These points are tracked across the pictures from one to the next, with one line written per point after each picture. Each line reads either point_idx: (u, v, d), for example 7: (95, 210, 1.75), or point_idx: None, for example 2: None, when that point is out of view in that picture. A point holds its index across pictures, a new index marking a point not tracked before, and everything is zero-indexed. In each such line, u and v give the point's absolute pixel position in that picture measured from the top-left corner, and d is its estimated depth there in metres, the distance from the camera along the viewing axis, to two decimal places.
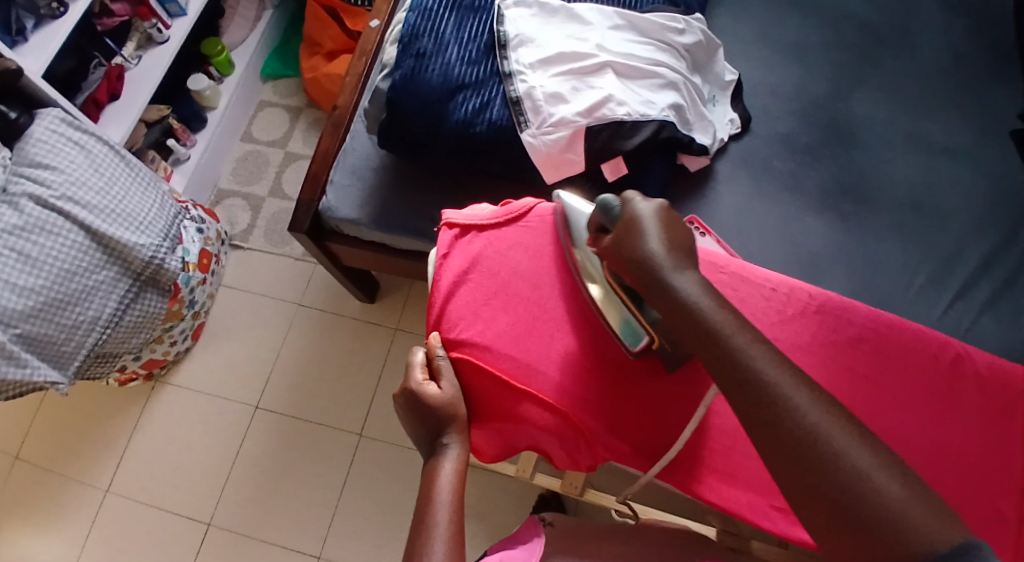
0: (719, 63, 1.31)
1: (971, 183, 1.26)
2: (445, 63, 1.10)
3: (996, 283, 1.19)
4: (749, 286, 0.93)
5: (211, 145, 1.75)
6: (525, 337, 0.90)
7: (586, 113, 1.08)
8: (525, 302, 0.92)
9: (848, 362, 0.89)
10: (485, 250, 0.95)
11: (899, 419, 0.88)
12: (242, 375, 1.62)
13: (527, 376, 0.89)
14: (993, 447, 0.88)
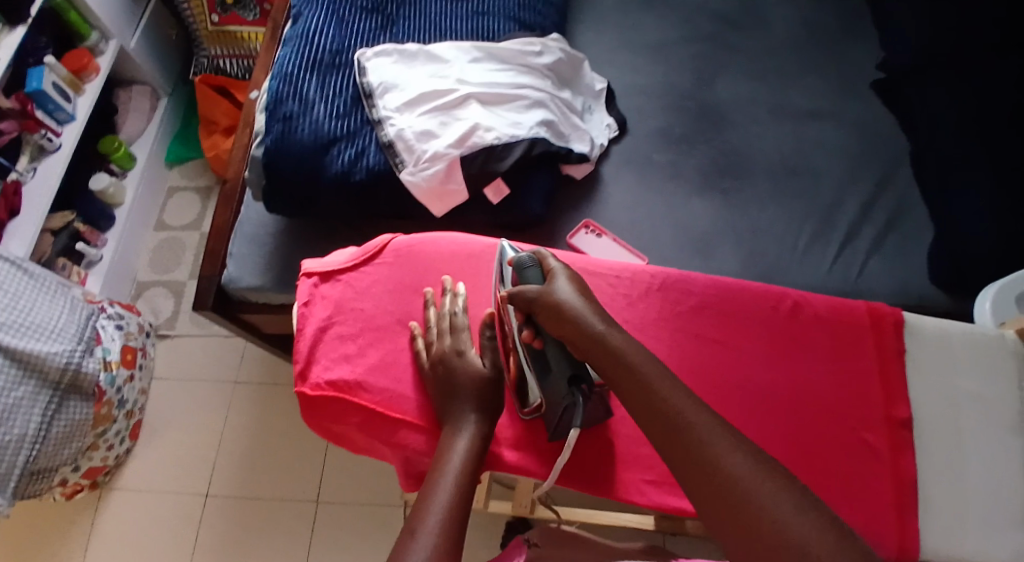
0: (587, 73, 1.41)
1: (838, 138, 1.36)
2: (314, 121, 1.13)
3: (878, 225, 1.27)
4: (596, 277, 1.05)
5: (122, 241, 1.74)
6: (391, 366, 0.97)
7: (457, 144, 1.13)
8: (389, 335, 1.00)
9: (694, 329, 1.01)
10: (345, 292, 1.02)
11: (748, 370, 0.99)
12: (189, 464, 1.61)
13: (398, 405, 0.95)
14: (838, 379, 0.99)
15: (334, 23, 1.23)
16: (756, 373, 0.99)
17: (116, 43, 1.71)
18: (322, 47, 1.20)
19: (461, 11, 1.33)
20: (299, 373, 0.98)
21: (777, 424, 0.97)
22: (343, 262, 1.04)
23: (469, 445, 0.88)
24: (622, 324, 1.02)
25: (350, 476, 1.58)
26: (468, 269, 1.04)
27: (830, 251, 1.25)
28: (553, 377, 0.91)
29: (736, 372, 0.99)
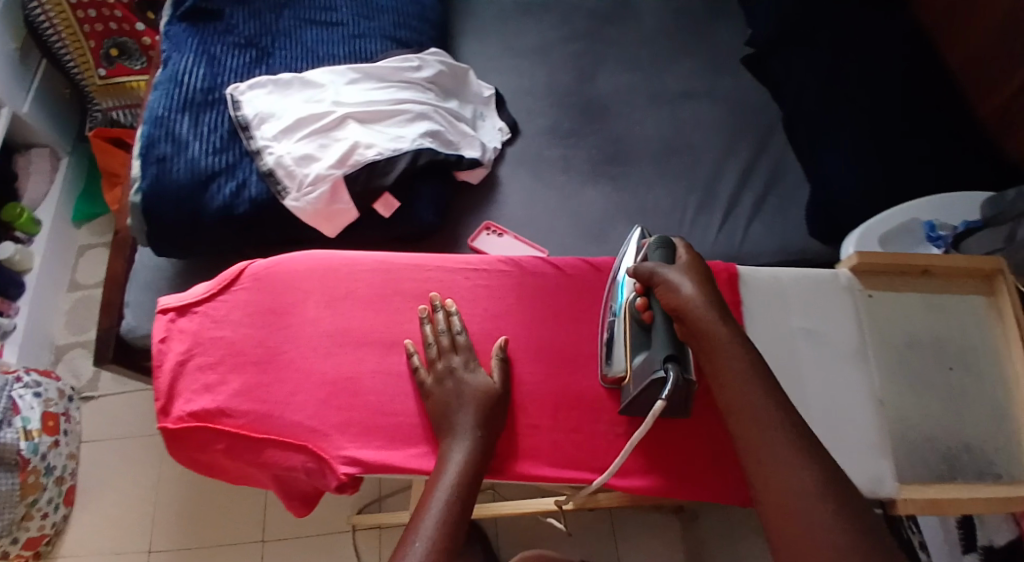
0: (473, 83, 1.44)
1: (712, 117, 1.45)
2: (190, 159, 1.13)
3: (757, 189, 1.35)
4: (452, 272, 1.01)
5: (35, 306, 1.71)
6: (256, 389, 0.93)
7: (339, 164, 1.14)
8: (251, 357, 0.95)
9: (544, 310, 1.00)
10: (203, 322, 0.97)
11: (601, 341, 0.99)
12: (128, 522, 1.57)
13: (262, 425, 0.91)
14: None
15: (205, 61, 1.24)
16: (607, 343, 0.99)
17: (9, 109, 1.67)
18: (193, 86, 1.20)
19: (337, 35, 1.34)
20: (162, 406, 0.93)
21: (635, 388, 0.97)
22: (200, 292, 0.98)
23: (466, 457, 0.86)
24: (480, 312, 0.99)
25: (294, 511, 1.56)
26: (324, 283, 0.98)
27: (715, 221, 1.33)
28: (649, 353, 0.89)
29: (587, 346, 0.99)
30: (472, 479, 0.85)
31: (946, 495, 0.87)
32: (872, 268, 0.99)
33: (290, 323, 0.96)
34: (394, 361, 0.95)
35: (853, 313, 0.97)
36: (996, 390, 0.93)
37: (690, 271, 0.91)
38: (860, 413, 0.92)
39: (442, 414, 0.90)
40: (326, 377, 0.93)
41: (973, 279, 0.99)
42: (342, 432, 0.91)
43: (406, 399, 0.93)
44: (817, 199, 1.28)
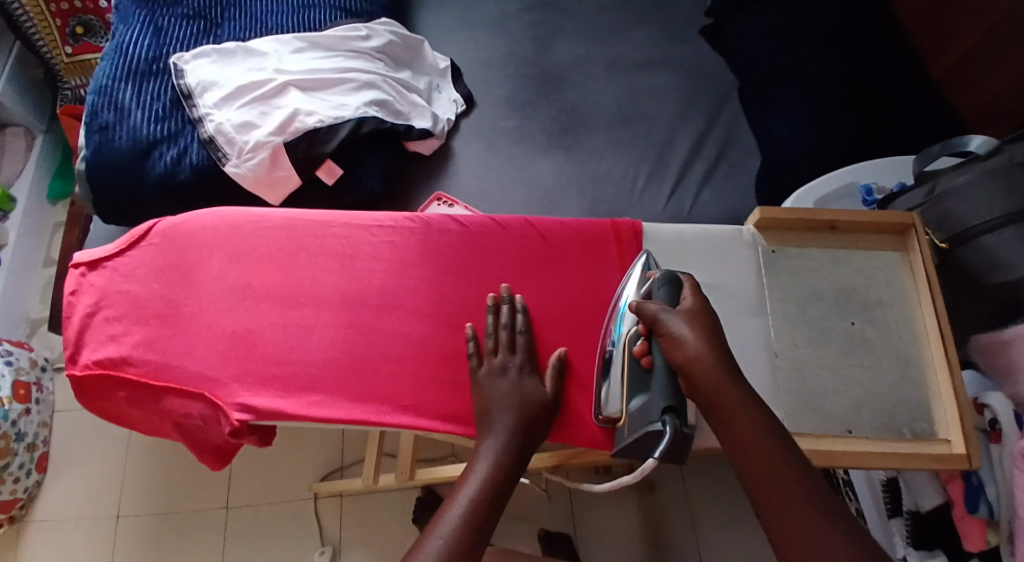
0: (428, 54, 1.41)
1: (669, 84, 1.41)
2: (131, 127, 1.15)
3: (709, 158, 1.32)
4: (356, 230, 0.96)
5: (9, 280, 1.74)
6: (161, 341, 0.90)
7: (279, 131, 1.14)
8: (156, 310, 0.92)
9: (446, 264, 0.95)
10: (109, 275, 0.94)
11: (499, 292, 0.94)
12: (98, 488, 1.60)
13: (161, 374, 0.89)
14: (586, 289, 0.95)
15: (150, 32, 1.25)
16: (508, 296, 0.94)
17: None
18: (138, 56, 1.22)
19: (285, 5, 1.34)
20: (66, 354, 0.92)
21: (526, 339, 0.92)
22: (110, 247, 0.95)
23: (482, 474, 0.80)
24: (379, 265, 0.94)
25: (256, 478, 1.58)
26: (229, 237, 0.95)
27: (665, 190, 1.29)
28: (648, 398, 0.83)
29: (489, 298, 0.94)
30: (492, 497, 0.79)
31: (837, 448, 0.87)
32: (778, 225, 0.97)
33: (194, 276, 0.94)
34: (292, 313, 0.92)
35: (753, 270, 0.97)
36: (903, 342, 0.93)
37: (696, 318, 0.83)
38: (761, 365, 0.92)
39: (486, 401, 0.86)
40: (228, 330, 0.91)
41: (885, 233, 0.98)
42: (239, 384, 0.88)
43: (303, 350, 0.90)
44: (769, 166, 1.27)
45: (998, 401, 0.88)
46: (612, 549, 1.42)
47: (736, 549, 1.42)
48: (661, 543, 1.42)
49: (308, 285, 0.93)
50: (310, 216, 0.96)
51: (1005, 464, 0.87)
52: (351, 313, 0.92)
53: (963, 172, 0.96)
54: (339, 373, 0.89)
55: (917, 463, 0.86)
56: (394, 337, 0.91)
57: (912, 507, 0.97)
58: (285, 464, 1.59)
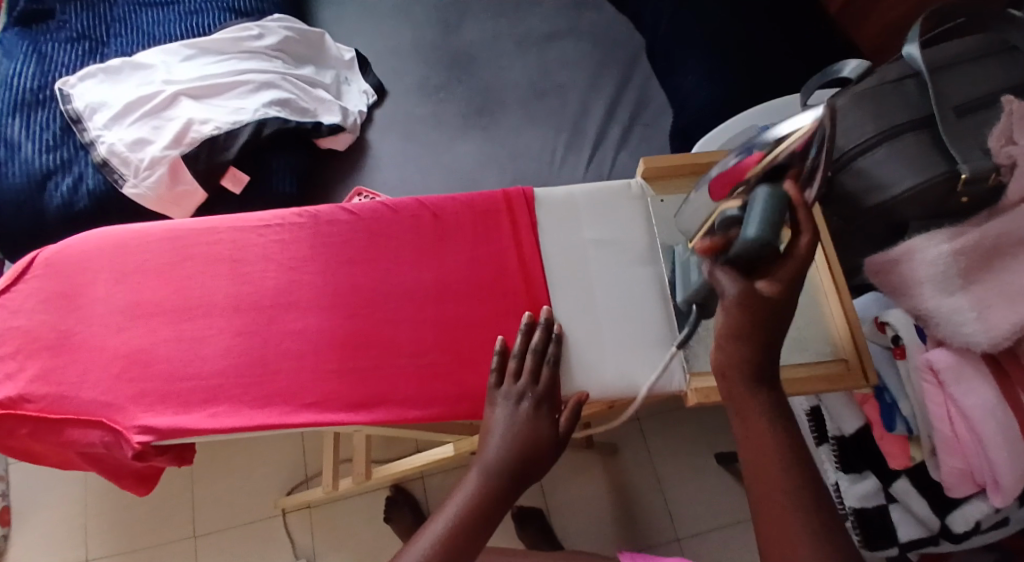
0: (331, 47, 1.35)
1: (578, 54, 1.38)
2: (23, 161, 1.12)
3: (623, 120, 1.30)
4: (243, 234, 0.92)
5: None
6: (56, 371, 0.86)
7: (175, 144, 1.11)
8: (50, 341, 0.88)
9: (341, 256, 0.91)
10: (1, 313, 0.90)
11: (397, 275, 0.90)
12: (61, 534, 1.54)
13: (59, 405, 0.84)
14: (487, 256, 0.91)
15: (34, 60, 1.20)
16: (405, 276, 0.90)
17: None
18: (23, 86, 1.17)
19: (173, 14, 1.30)
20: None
21: (426, 319, 0.88)
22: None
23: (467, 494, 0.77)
24: (273, 266, 0.91)
25: (223, 500, 1.55)
26: (117, 257, 0.91)
27: (584, 157, 1.25)
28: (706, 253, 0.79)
29: (386, 284, 0.90)
30: (481, 517, 0.76)
31: None
32: (660, 173, 0.94)
33: (82, 303, 0.90)
34: (185, 326, 0.88)
35: (644, 219, 0.92)
36: None
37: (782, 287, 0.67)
38: (654, 311, 0.88)
39: (490, 428, 0.80)
40: (123, 352, 0.87)
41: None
42: (138, 404, 0.84)
43: (198, 362, 0.86)
44: (679, 120, 1.24)
45: (897, 317, 0.94)
46: (583, 520, 1.41)
47: (703, 502, 1.43)
48: (630, 507, 1.42)
49: (199, 296, 0.89)
50: (194, 226, 0.93)
51: (913, 378, 0.92)
52: (244, 317, 0.88)
53: (839, 98, 0.97)
54: (238, 380, 0.85)
55: (816, 385, 0.84)
56: (291, 335, 0.87)
57: (836, 432, 1.01)
58: (247, 483, 1.56)
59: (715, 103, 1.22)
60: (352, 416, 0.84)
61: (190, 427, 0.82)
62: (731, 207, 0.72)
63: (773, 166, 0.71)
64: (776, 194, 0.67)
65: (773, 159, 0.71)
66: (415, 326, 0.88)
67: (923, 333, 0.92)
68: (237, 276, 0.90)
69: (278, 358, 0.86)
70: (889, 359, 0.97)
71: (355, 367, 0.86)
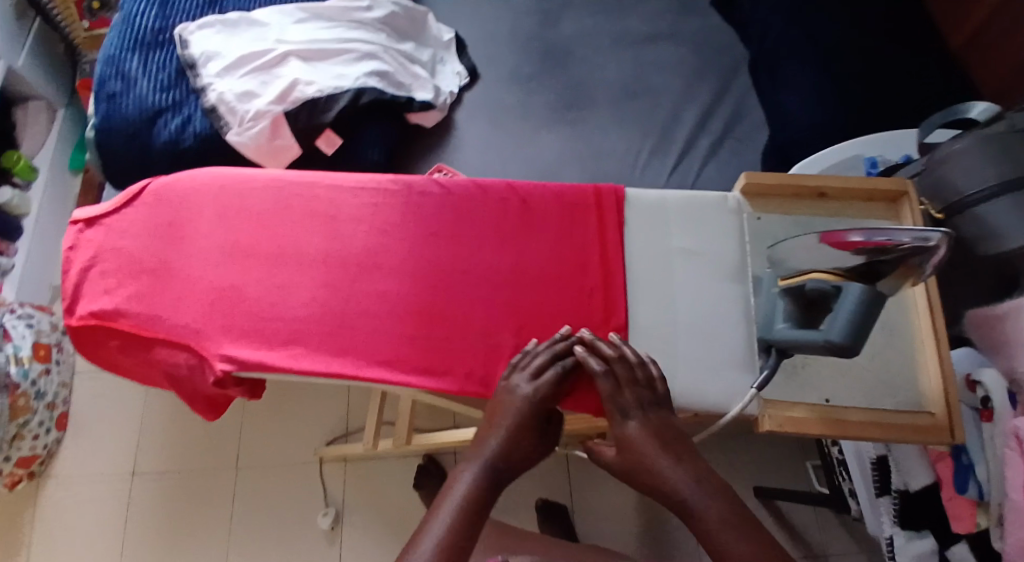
0: (432, 26, 1.38)
1: (677, 59, 1.35)
2: (138, 96, 1.19)
3: (715, 131, 1.26)
4: (341, 193, 0.97)
5: (35, 251, 1.67)
6: (150, 294, 0.94)
7: (279, 101, 1.16)
8: (147, 265, 0.96)
9: (425, 228, 0.95)
10: (108, 236, 0.99)
11: (477, 254, 0.94)
12: (114, 449, 1.64)
13: (151, 325, 0.92)
14: (565, 249, 0.94)
15: (158, 3, 1.28)
16: (483, 257, 0.94)
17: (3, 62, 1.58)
18: (145, 26, 1.25)
19: None
20: (65, 308, 0.97)
21: (499, 300, 0.92)
22: (107, 207, 1.00)
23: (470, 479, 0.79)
24: (364, 229, 0.95)
25: (266, 443, 1.63)
26: (222, 199, 0.98)
27: (667, 165, 1.24)
28: (789, 308, 0.83)
29: (468, 259, 0.94)
30: (477, 508, 0.78)
31: (809, 420, 0.85)
32: (762, 191, 0.94)
33: (181, 236, 0.97)
34: (276, 272, 0.94)
35: (737, 235, 0.94)
36: (894, 315, 0.90)
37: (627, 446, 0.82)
38: (735, 330, 0.90)
39: (502, 410, 0.84)
40: (215, 286, 0.93)
41: (877, 202, 0.95)
42: (223, 336, 0.91)
43: (284, 306, 0.92)
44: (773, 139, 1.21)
45: (990, 378, 0.89)
46: (608, 525, 1.44)
47: None
48: (655, 515, 1.44)
49: (293, 245, 0.95)
50: (295, 179, 0.98)
51: (997, 442, 0.88)
52: (333, 272, 0.93)
53: (961, 136, 0.93)
54: (319, 329, 0.91)
55: (900, 434, 0.84)
56: (372, 294, 0.92)
57: (900, 487, 0.97)
58: (290, 430, 1.63)
59: (816, 125, 1.17)
60: (416, 380, 0.88)
61: (271, 365, 0.88)
62: (823, 280, 0.78)
63: (871, 261, 0.78)
64: (863, 299, 0.75)
65: (870, 258, 0.78)
66: (491, 304, 0.92)
67: (1015, 399, 0.88)
68: (328, 234, 0.95)
69: (357, 315, 0.91)
70: (975, 420, 0.92)
71: (427, 335, 0.90)
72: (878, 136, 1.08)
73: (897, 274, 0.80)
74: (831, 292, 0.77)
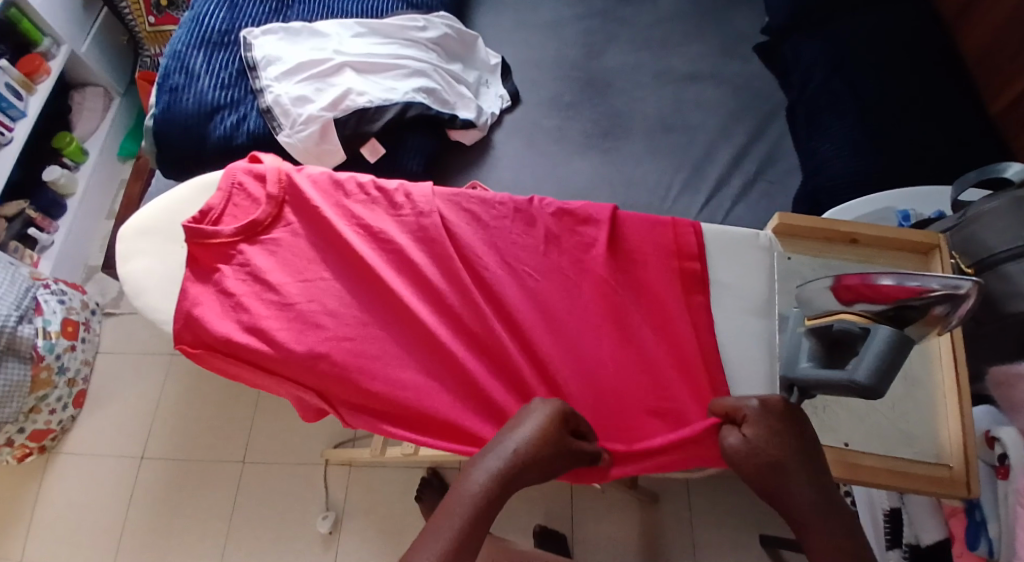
0: (481, 49, 1.43)
1: (716, 99, 1.38)
2: (198, 91, 1.25)
3: (748, 173, 1.29)
4: (454, 264, 1.02)
5: (73, 230, 1.73)
6: (266, 334, 0.99)
7: (331, 107, 1.21)
8: (267, 302, 1.02)
9: (530, 306, 1.00)
10: (229, 266, 1.04)
11: (578, 334, 0.98)
12: (127, 430, 1.67)
13: (268, 364, 0.99)
14: (663, 332, 0.98)
15: (226, 6, 1.35)
16: (584, 337, 0.98)
17: (67, 47, 1.66)
18: (212, 26, 1.32)
19: None
20: (178, 332, 1.02)
21: (596, 380, 0.96)
22: (223, 232, 1.05)
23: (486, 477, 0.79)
24: (474, 301, 1.01)
25: (275, 438, 1.65)
26: (341, 259, 1.04)
27: (699, 201, 1.27)
28: (815, 349, 0.84)
29: (568, 335, 0.98)
30: (491, 504, 0.78)
31: (825, 461, 0.87)
32: (793, 232, 0.98)
33: (298, 284, 1.03)
34: (389, 334, 1.00)
35: (767, 277, 0.98)
36: (914, 365, 0.92)
37: (751, 457, 0.81)
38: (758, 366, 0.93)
39: (524, 423, 0.84)
40: (331, 338, 0.99)
41: (907, 252, 0.97)
42: (340, 384, 0.97)
43: (395, 367, 0.98)
44: (808, 185, 1.22)
45: (1009, 436, 0.88)
46: (607, 553, 1.44)
47: None
48: (654, 549, 1.44)
49: (407, 306, 1.00)
50: (411, 250, 1.03)
51: (1009, 501, 0.86)
52: (442, 340, 0.99)
53: (994, 196, 0.95)
54: (427, 391, 0.97)
55: (915, 484, 0.86)
56: (477, 362, 0.98)
57: (912, 539, 0.98)
58: (301, 428, 1.66)
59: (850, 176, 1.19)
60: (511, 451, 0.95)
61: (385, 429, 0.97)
62: (852, 321, 0.80)
63: (901, 306, 0.79)
64: (892, 341, 0.76)
65: (901, 302, 0.79)
66: (586, 373, 0.96)
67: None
68: (440, 305, 1.01)
69: (462, 383, 0.98)
70: (990, 477, 0.91)
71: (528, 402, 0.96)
72: (913, 190, 1.09)
73: (924, 322, 0.80)
74: (858, 333, 0.79)
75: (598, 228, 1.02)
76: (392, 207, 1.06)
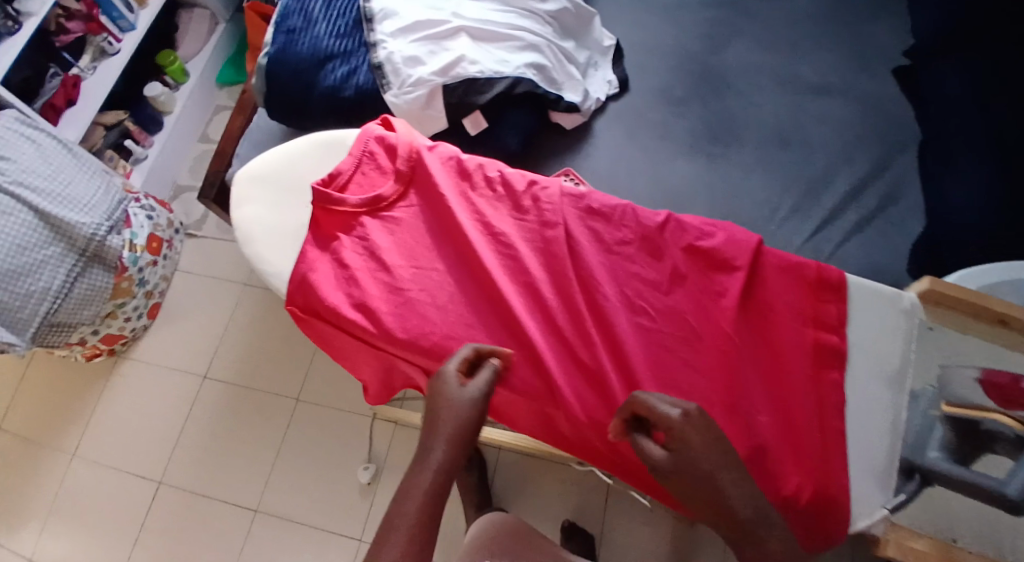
0: (596, 29, 1.37)
1: (840, 118, 1.30)
2: (314, 37, 1.24)
3: (865, 207, 1.22)
4: (574, 281, 1.01)
5: (167, 147, 1.76)
6: (375, 314, 1.00)
7: (440, 73, 1.18)
8: (379, 281, 1.02)
9: (646, 339, 0.98)
10: (348, 236, 1.05)
11: (690, 376, 0.96)
12: (193, 348, 1.72)
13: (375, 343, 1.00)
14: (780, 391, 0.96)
15: None
16: (698, 381, 0.96)
17: None
18: None
19: None
20: (291, 293, 1.04)
21: None
22: (348, 201, 1.05)
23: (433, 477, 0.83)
24: (589, 324, 0.99)
25: (331, 382, 1.67)
26: (460, 253, 1.03)
27: (806, 229, 1.21)
28: (952, 439, 0.96)
29: (679, 375, 0.96)
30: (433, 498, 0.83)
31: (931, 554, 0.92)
32: (942, 300, 0.99)
33: (415, 271, 1.03)
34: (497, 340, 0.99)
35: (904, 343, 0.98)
36: None
37: (675, 464, 0.83)
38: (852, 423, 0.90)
39: (446, 407, 0.87)
40: (439, 330, 0.99)
41: None
42: None
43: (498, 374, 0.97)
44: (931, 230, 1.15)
45: None
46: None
47: None
48: None
49: (523, 315, 0.99)
50: (532, 259, 1.03)
51: None
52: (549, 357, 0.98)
53: None
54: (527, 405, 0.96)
55: None
56: (580, 386, 0.97)
57: None
58: None
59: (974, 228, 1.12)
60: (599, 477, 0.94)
61: None
62: (1009, 427, 0.92)
63: None
64: None
65: None
66: None
67: None
68: (553, 319, 1.00)
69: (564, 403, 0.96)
70: None
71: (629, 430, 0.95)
72: None
73: None
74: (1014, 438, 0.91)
75: (733, 276, 0.99)
76: (519, 210, 1.06)
